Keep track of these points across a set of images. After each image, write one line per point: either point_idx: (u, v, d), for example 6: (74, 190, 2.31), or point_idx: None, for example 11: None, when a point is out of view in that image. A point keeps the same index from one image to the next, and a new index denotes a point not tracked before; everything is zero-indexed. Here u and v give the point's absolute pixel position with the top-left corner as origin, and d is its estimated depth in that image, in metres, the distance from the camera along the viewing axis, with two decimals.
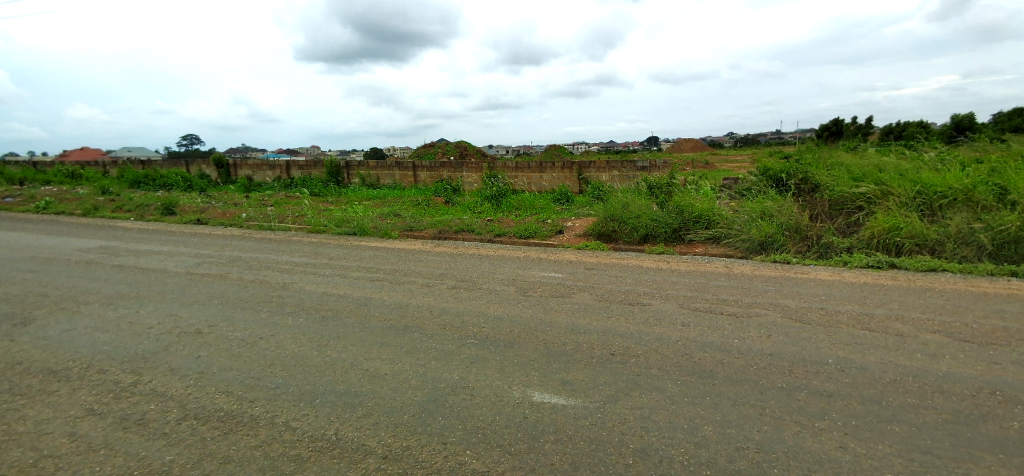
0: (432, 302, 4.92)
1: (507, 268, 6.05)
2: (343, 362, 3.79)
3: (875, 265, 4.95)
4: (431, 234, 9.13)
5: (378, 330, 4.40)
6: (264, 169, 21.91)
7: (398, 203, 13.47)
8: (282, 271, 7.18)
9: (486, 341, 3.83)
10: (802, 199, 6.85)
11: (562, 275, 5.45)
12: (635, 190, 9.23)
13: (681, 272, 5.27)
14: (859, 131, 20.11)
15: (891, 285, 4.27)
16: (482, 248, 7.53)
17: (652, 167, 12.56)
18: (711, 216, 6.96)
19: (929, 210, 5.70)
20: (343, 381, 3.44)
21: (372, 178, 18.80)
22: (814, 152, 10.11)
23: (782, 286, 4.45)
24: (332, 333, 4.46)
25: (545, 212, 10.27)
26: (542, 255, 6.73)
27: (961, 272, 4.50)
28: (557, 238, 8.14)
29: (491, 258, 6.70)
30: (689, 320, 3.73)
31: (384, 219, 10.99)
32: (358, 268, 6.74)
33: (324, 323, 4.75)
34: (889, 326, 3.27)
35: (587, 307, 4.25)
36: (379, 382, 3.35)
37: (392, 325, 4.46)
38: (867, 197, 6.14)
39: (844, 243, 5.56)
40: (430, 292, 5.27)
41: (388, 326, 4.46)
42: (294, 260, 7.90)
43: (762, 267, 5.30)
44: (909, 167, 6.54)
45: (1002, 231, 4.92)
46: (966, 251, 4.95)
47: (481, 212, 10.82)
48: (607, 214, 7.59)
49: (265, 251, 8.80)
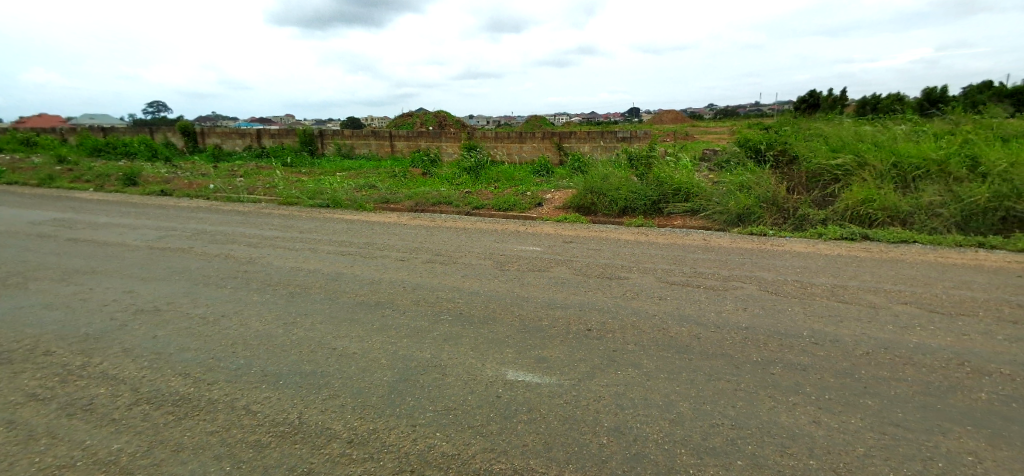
0: (406, 277, 4.75)
1: (485, 241, 5.88)
2: (310, 341, 3.61)
3: (848, 237, 4.98)
4: (407, 206, 8.84)
5: (348, 306, 4.22)
6: (231, 138, 20.86)
7: (373, 174, 13.02)
8: (249, 245, 6.86)
9: (459, 317, 3.71)
10: (780, 170, 6.85)
11: (540, 249, 5.32)
12: (615, 162, 9.11)
13: (660, 245, 5.20)
14: (836, 103, 20.31)
15: (864, 256, 4.31)
16: (459, 221, 7.34)
17: (633, 137, 12.39)
18: (690, 188, 6.91)
19: (904, 182, 5.72)
20: (308, 362, 3.28)
21: (347, 148, 18.12)
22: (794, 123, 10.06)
23: (759, 259, 4.44)
24: (299, 310, 4.27)
25: (524, 184, 10.06)
26: (521, 228, 6.58)
27: (931, 243, 4.56)
28: (535, 210, 8.01)
29: (469, 231, 6.52)
30: (665, 293, 3.67)
31: (359, 191, 10.62)
32: (329, 242, 6.46)
33: (291, 300, 4.54)
34: (862, 298, 3.28)
35: (564, 281, 4.15)
36: (349, 361, 3.22)
37: (364, 301, 4.29)
38: (844, 168, 6.14)
39: (819, 215, 5.57)
40: (403, 266, 5.09)
41: (359, 302, 4.28)
42: (264, 233, 7.56)
43: (739, 239, 5.29)
44: (886, 139, 6.56)
45: (972, 202, 4.97)
46: (936, 223, 5.00)
47: (460, 184, 10.54)
48: (586, 186, 7.47)
49: (232, 224, 8.40)
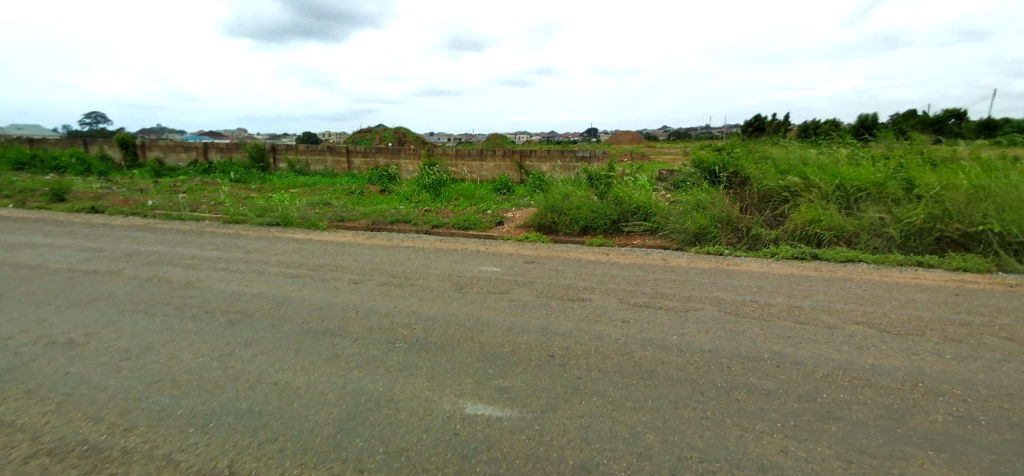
0: (359, 302, 4.46)
1: (444, 262, 5.68)
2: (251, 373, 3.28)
3: (799, 256, 5.18)
4: (363, 225, 8.50)
5: (294, 334, 3.87)
6: (174, 152, 19.59)
7: (329, 191, 12.52)
8: (186, 267, 6.30)
9: (415, 345, 3.47)
10: (733, 191, 7.12)
11: (501, 270, 5.17)
12: (575, 181, 9.21)
13: (621, 265, 5.19)
14: (779, 127, 21.70)
15: (814, 275, 4.50)
16: (418, 240, 7.09)
17: (592, 157, 12.62)
18: (649, 208, 7.03)
19: (848, 203, 6.04)
20: (245, 398, 2.95)
21: (302, 164, 17.43)
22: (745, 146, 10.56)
23: (717, 278, 4.51)
24: (237, 339, 3.89)
25: (486, 202, 9.95)
26: (482, 247, 6.43)
27: (875, 263, 4.83)
28: (497, 229, 7.89)
29: (428, 251, 6.29)
30: (628, 316, 3.62)
31: (312, 208, 10.14)
32: (276, 263, 6.04)
33: (230, 327, 4.15)
34: (817, 318, 3.36)
35: (526, 304, 4.02)
36: (294, 396, 2.92)
37: (312, 329, 3.95)
38: (792, 190, 6.44)
39: (771, 235, 5.78)
40: (356, 290, 4.80)
41: (306, 330, 3.95)
42: (204, 254, 7.00)
43: (697, 259, 5.39)
44: (829, 162, 6.96)
45: (910, 223, 5.29)
46: (877, 242, 5.29)
47: (420, 202, 10.29)
48: (548, 205, 7.45)
49: (169, 244, 7.75)
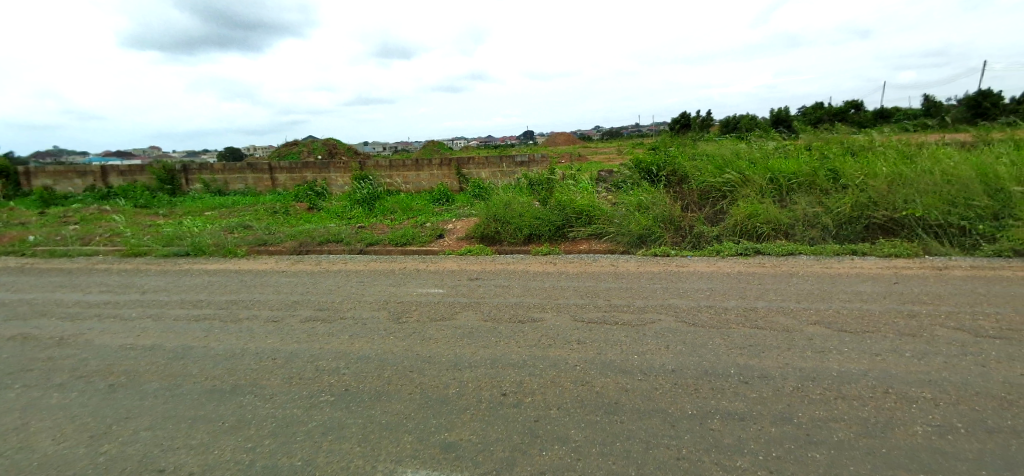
0: (274, 335, 3.71)
1: (380, 285, 5.00)
2: (127, 423, 2.40)
3: (743, 253, 5.20)
4: (288, 248, 7.65)
5: (187, 395, 2.71)
6: (62, 177, 17.06)
7: (249, 212, 11.34)
8: (48, 305, 4.83)
9: (347, 396, 2.65)
10: (673, 189, 7.16)
11: (441, 289, 4.69)
12: (517, 187, 8.94)
13: (570, 275, 4.91)
14: (704, 124, 22.97)
15: (761, 272, 4.53)
16: (350, 261, 6.42)
17: (531, 161, 12.38)
18: (593, 211, 6.86)
19: (780, 195, 6.23)
20: (106, 460, 2.09)
21: (219, 184, 15.82)
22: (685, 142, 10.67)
23: (669, 283, 4.34)
24: (98, 402, 2.65)
25: (424, 214, 9.39)
26: (421, 265, 5.91)
27: (813, 254, 4.96)
28: (437, 242, 7.40)
29: (360, 274, 5.65)
30: (583, 335, 3.29)
31: (229, 233, 9.04)
32: (176, 303, 4.68)
33: (87, 388, 2.84)
34: (774, 321, 3.24)
35: (472, 333, 3.48)
36: (180, 459, 2.10)
37: (214, 387, 2.82)
38: (729, 186, 6.56)
39: (714, 232, 5.79)
40: (274, 331, 3.77)
41: (207, 388, 2.80)
42: (79, 289, 5.53)
43: (645, 262, 5.24)
44: (760, 156, 7.19)
45: (840, 212, 5.50)
46: (813, 233, 5.43)
47: (353, 218, 9.53)
48: (489, 215, 7.09)
49: (32, 279, 6.21)
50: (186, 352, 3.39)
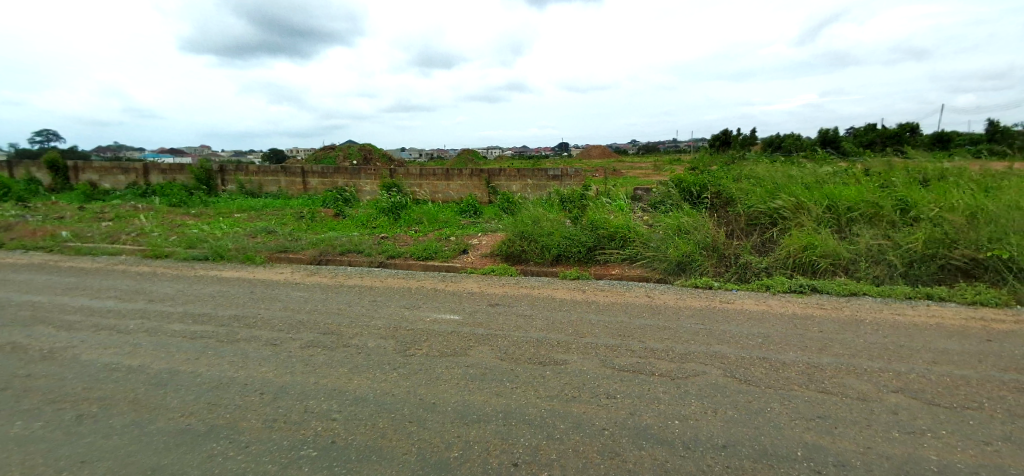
0: (271, 364, 3.42)
1: (395, 306, 4.67)
2: (77, 473, 2.11)
3: (797, 290, 4.64)
4: (308, 257, 7.49)
5: (158, 438, 2.42)
6: (110, 174, 17.81)
7: (277, 216, 11.38)
8: (60, 310, 4.75)
9: (332, 451, 2.28)
10: (715, 213, 6.62)
11: (457, 315, 4.31)
12: (546, 203, 8.55)
13: (600, 307, 4.44)
14: (745, 142, 21.97)
15: (822, 317, 3.95)
16: (368, 275, 6.16)
17: (563, 175, 11.99)
18: (627, 234, 6.39)
19: (838, 226, 5.60)
20: None
21: (253, 186, 16.13)
22: (729, 161, 10.05)
23: (713, 324, 3.82)
24: (60, 439, 2.39)
25: (449, 227, 9.12)
26: (440, 284, 5.57)
27: (881, 297, 4.35)
28: (459, 259, 7.07)
29: (376, 291, 5.35)
30: (612, 387, 2.83)
31: (254, 238, 9.01)
32: (180, 317, 4.51)
33: (58, 421, 2.59)
34: (845, 385, 2.69)
35: (486, 374, 3.09)
36: None
37: (192, 428, 2.52)
38: (781, 212, 5.97)
39: (762, 263, 5.24)
40: (272, 359, 3.50)
41: (183, 430, 2.50)
42: (95, 293, 5.47)
43: (685, 295, 4.73)
44: (816, 182, 6.57)
45: (911, 248, 4.84)
46: (878, 271, 4.79)
47: (376, 228, 9.34)
48: (515, 233, 6.73)
49: (60, 279, 6.26)
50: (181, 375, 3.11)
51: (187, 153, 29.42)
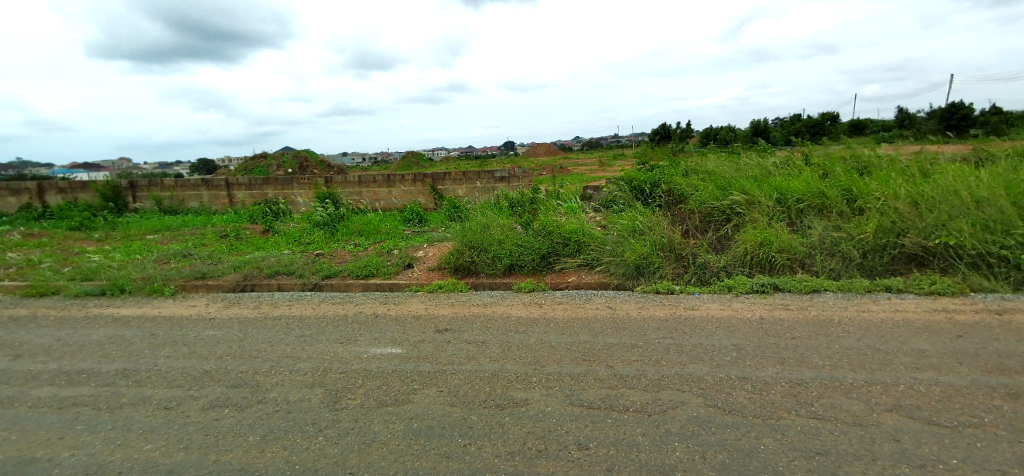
0: (148, 428, 2.63)
1: (326, 340, 4.01)
2: None
3: (760, 290, 4.47)
4: (229, 283, 6.56)
5: None
6: None
7: (196, 236, 10.11)
8: None
9: None
10: (669, 211, 6.45)
11: (399, 347, 3.73)
12: (495, 208, 8.10)
13: (560, 324, 4.04)
14: (685, 136, 22.70)
15: (789, 319, 3.77)
16: (297, 302, 5.40)
17: (512, 176, 11.58)
18: (582, 237, 6.05)
19: (790, 219, 5.57)
20: None
21: (170, 202, 14.43)
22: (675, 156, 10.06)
23: (682, 337, 3.52)
24: None
25: (393, 238, 8.43)
26: (381, 308, 4.95)
27: (842, 292, 4.27)
28: (404, 274, 6.46)
29: (305, 321, 4.64)
30: (583, 432, 2.38)
31: (164, 264, 7.85)
32: (40, 371, 3.56)
33: None
34: (836, 407, 2.42)
35: (433, 424, 2.54)
36: None
37: None
38: (734, 208, 5.86)
39: (721, 262, 5.07)
40: (152, 422, 2.70)
41: None
42: None
43: (647, 304, 4.44)
44: (763, 175, 6.57)
45: (864, 239, 4.84)
46: (833, 264, 4.75)
47: (311, 244, 8.48)
48: (463, 243, 6.22)
49: None
50: (17, 464, 2.30)
51: (103, 166, 26.19)
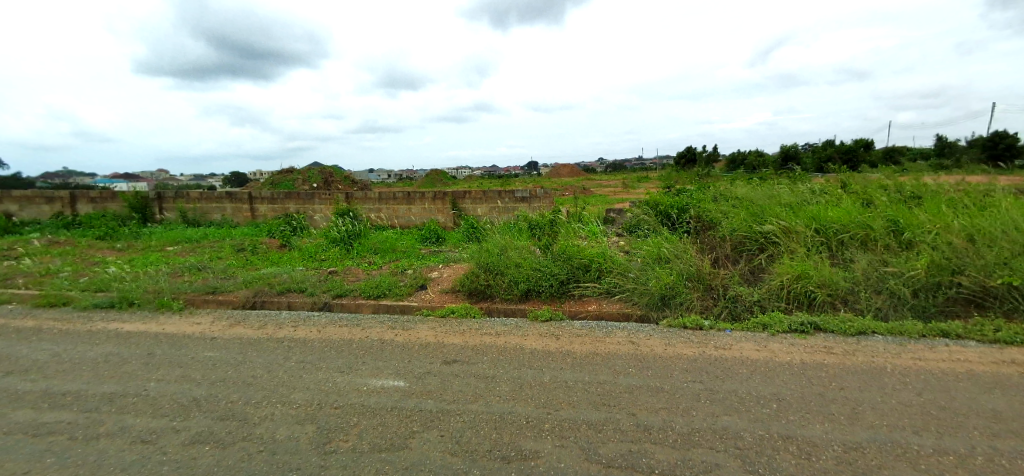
0: (118, 467, 2.40)
1: (327, 367, 3.78)
2: None
3: (799, 330, 4.10)
4: (240, 299, 6.45)
5: None
6: (30, 203, 15.84)
7: (214, 249, 10.14)
8: None
9: None
10: (696, 238, 6.11)
11: (403, 380, 3.46)
12: (514, 229, 7.87)
13: (579, 360, 3.72)
14: (709, 159, 22.23)
15: (836, 366, 3.38)
16: (306, 323, 5.22)
17: (532, 197, 11.37)
18: (603, 263, 5.74)
19: (830, 251, 5.17)
20: None
21: (194, 214, 14.71)
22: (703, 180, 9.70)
23: (714, 382, 3.17)
24: None
25: (408, 257, 8.25)
26: (391, 333, 4.72)
27: (893, 336, 3.86)
28: (417, 296, 6.24)
29: (310, 344, 4.44)
30: None
31: (179, 277, 7.83)
32: (32, 390, 3.42)
33: None
34: None
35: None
36: None
37: None
38: (768, 237, 5.50)
39: (753, 296, 4.70)
40: (127, 458, 2.48)
41: None
42: None
43: (674, 340, 4.10)
44: (798, 202, 6.19)
45: (915, 277, 4.42)
46: (880, 303, 4.35)
47: (326, 260, 8.39)
48: (479, 266, 5.98)
49: None
50: None
51: (140, 176, 27.16)
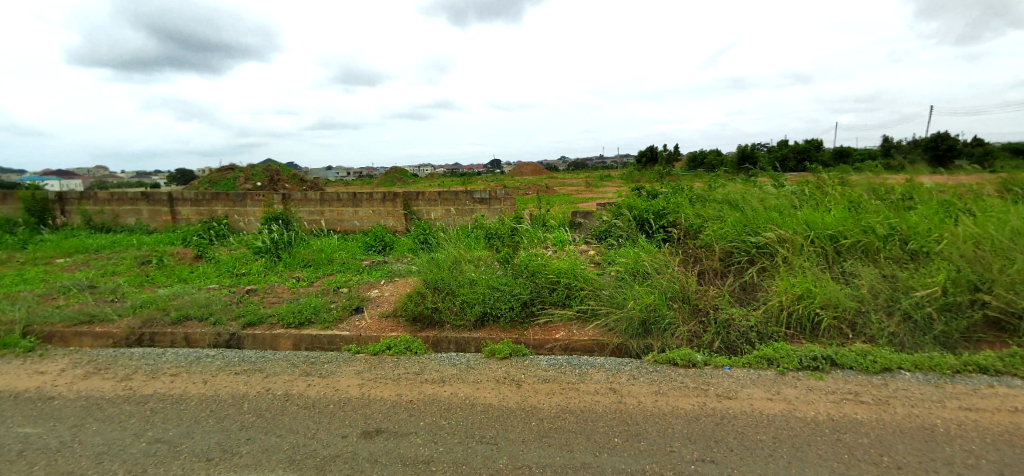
0: None
1: (190, 450, 2.63)
2: None
3: (811, 367, 3.36)
4: (119, 330, 5.07)
5: None
6: None
7: (111, 262, 8.48)
8: None
9: None
10: (676, 248, 5.35)
11: (297, 471, 2.40)
12: (470, 237, 6.85)
13: (548, 424, 2.77)
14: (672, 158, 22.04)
15: (876, 425, 2.62)
16: (194, 368, 4.00)
17: (492, 198, 10.41)
18: (573, 281, 4.84)
19: (828, 263, 4.52)
20: None
21: (103, 219, 12.69)
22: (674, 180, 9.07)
23: (731, 462, 2.30)
24: None
25: (349, 271, 7.08)
26: (305, 382, 3.61)
27: (924, 373, 3.18)
28: (350, 321, 5.11)
29: (184, 404, 3.25)
30: None
31: (51, 300, 6.26)
32: None
33: None
34: None
35: None
36: None
37: None
38: (759, 248, 4.81)
39: (749, 321, 3.94)
40: None
41: None
42: None
43: (666, 385, 3.25)
44: (785, 206, 5.56)
45: (933, 296, 3.80)
46: (896, 328, 3.69)
47: (247, 276, 7.07)
48: (425, 285, 4.95)
49: None
50: None
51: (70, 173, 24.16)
